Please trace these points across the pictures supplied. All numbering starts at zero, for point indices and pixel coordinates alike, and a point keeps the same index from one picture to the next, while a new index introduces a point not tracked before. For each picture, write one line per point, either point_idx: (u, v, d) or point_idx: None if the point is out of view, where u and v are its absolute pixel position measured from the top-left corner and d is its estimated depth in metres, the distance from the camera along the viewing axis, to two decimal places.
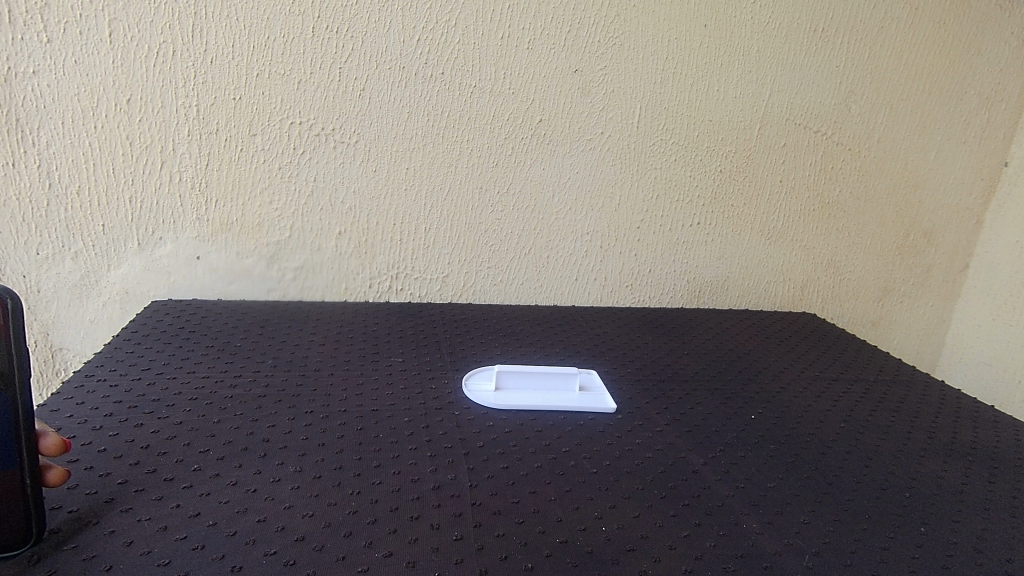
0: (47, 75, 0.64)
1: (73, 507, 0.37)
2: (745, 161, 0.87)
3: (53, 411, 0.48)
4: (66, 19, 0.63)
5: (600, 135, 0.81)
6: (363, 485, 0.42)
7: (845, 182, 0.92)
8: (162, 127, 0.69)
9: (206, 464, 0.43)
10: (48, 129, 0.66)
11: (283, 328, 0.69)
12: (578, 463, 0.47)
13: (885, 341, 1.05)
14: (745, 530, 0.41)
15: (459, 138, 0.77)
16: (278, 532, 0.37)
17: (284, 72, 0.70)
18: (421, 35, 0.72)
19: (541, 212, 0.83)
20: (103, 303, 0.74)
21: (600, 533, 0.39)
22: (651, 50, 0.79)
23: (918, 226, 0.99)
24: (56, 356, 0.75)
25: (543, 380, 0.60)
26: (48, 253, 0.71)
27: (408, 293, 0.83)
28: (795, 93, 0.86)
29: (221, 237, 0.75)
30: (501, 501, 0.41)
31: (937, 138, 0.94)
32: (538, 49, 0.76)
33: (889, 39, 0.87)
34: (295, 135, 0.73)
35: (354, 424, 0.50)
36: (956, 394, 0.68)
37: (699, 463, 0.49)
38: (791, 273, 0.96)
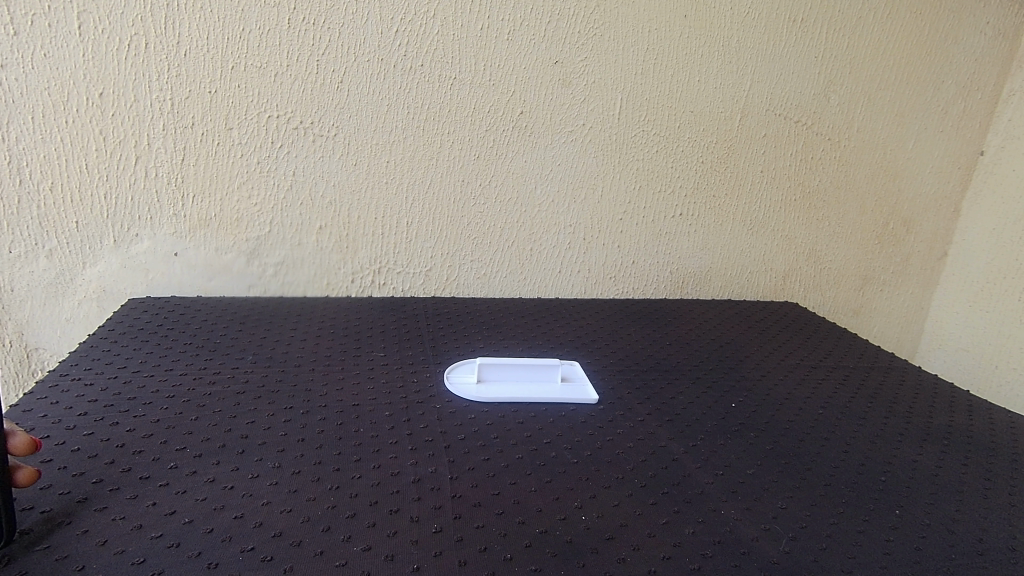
0: (15, 69, 0.63)
1: (45, 508, 0.36)
2: (727, 151, 0.88)
3: (26, 411, 0.47)
4: (34, 11, 0.62)
5: (581, 127, 0.81)
6: (342, 479, 0.42)
7: (825, 172, 0.93)
8: (136, 122, 0.68)
9: (183, 462, 0.42)
10: (18, 124, 0.65)
11: (264, 324, 0.69)
12: (559, 454, 0.48)
13: (866, 329, 1.07)
14: (724, 516, 0.41)
15: (440, 131, 0.77)
16: (256, 528, 0.36)
17: (261, 64, 0.69)
18: (399, 26, 0.71)
19: (524, 204, 0.83)
20: (79, 301, 0.73)
21: (580, 523, 0.39)
22: (632, 41, 0.79)
23: (897, 215, 1.00)
24: (32, 355, 0.74)
25: (525, 372, 0.60)
26: (21, 251, 0.69)
27: (391, 287, 0.83)
28: (775, 83, 0.86)
29: (199, 233, 0.74)
30: (482, 492, 0.42)
31: (915, 127, 0.95)
32: (518, 40, 0.75)
33: (868, 29, 0.88)
34: (273, 129, 0.72)
35: (334, 419, 0.50)
36: (934, 380, 0.69)
37: (679, 451, 0.49)
38: (772, 263, 0.97)
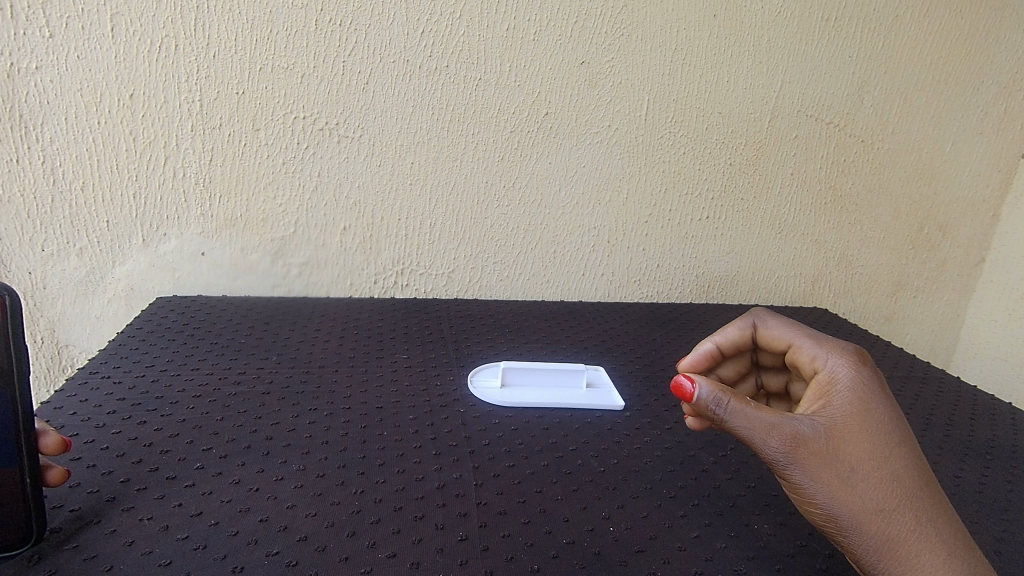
0: (50, 71, 0.64)
1: (74, 506, 0.37)
2: (756, 153, 0.86)
3: (57, 408, 0.48)
4: (69, 13, 0.63)
5: (607, 128, 0.80)
6: (367, 484, 0.41)
7: (858, 174, 0.91)
8: (166, 123, 0.69)
9: (209, 462, 0.42)
10: (52, 125, 0.66)
11: (288, 324, 0.69)
12: (585, 461, 0.47)
13: (898, 336, 1.04)
14: (756, 531, 0.40)
15: (464, 132, 0.76)
16: (280, 532, 0.36)
17: (287, 65, 0.69)
18: (425, 27, 0.71)
19: (548, 206, 0.82)
20: (109, 299, 0.74)
21: (608, 534, 0.38)
22: (659, 41, 0.77)
23: (933, 219, 0.97)
24: (63, 352, 0.75)
25: (549, 376, 0.59)
26: (53, 249, 0.71)
27: (414, 288, 0.83)
28: (807, 84, 0.84)
29: (225, 233, 0.74)
30: (507, 500, 0.41)
31: (953, 129, 0.92)
32: (544, 41, 0.74)
33: (904, 28, 0.85)
34: (299, 129, 0.72)
35: (358, 422, 0.50)
36: (974, 391, 0.67)
37: (709, 461, 0.48)
38: (801, 268, 0.94)
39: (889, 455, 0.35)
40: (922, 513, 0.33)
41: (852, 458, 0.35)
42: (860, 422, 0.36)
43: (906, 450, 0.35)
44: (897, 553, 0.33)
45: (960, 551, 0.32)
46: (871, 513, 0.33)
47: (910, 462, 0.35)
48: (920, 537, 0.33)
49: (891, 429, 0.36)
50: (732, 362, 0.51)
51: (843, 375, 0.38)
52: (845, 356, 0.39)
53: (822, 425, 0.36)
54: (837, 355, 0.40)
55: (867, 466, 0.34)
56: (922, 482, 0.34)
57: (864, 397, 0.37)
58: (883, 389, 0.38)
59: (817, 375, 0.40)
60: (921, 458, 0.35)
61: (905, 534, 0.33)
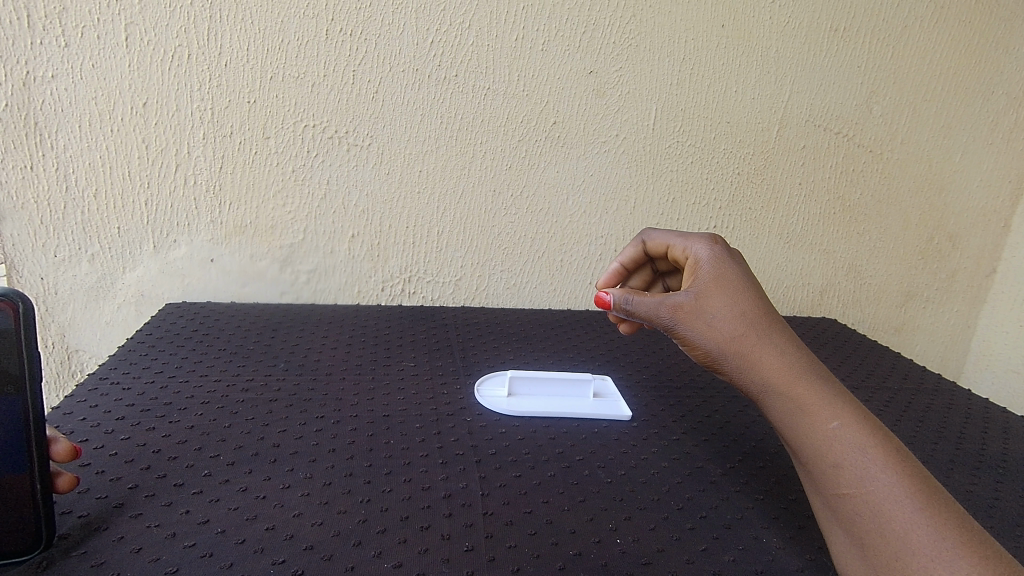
0: (65, 80, 0.65)
1: (83, 512, 0.37)
2: (764, 163, 0.86)
3: (67, 414, 0.48)
4: (84, 23, 0.64)
5: (614, 137, 0.80)
6: (373, 493, 0.41)
7: (867, 184, 0.90)
8: (177, 131, 0.69)
9: (217, 469, 0.43)
10: (65, 132, 0.67)
11: (295, 331, 0.69)
12: (592, 472, 0.46)
13: (907, 347, 1.03)
14: (765, 544, 0.39)
15: (472, 141, 0.76)
16: (287, 541, 0.36)
17: (298, 75, 0.70)
18: (434, 37, 0.71)
19: (555, 215, 0.82)
20: (119, 305, 0.75)
21: (615, 546, 0.38)
22: (667, 51, 0.78)
23: (943, 229, 0.96)
24: (73, 357, 0.76)
25: (556, 386, 0.59)
26: (66, 255, 0.71)
27: (421, 296, 0.83)
28: (815, 94, 0.84)
29: (234, 240, 0.75)
30: (513, 510, 0.41)
31: (963, 139, 0.92)
32: (553, 51, 0.75)
33: (913, 38, 0.85)
34: (309, 138, 0.72)
35: (365, 430, 0.50)
36: (986, 404, 0.66)
37: (717, 473, 0.47)
38: (810, 278, 0.94)
39: (742, 300, 0.44)
40: (773, 337, 0.43)
41: (716, 312, 0.44)
42: (717, 282, 0.46)
43: (756, 296, 0.45)
44: (759, 370, 0.42)
45: (806, 361, 0.42)
46: (736, 347, 0.43)
47: (761, 303, 0.44)
48: (775, 355, 0.42)
49: (740, 282, 0.46)
50: (638, 273, 0.58)
51: (704, 255, 0.48)
52: (702, 240, 0.49)
53: (693, 291, 0.46)
54: (697, 241, 0.50)
55: (728, 313, 0.44)
56: (771, 318, 0.44)
57: (721, 266, 0.47)
58: (736, 259, 0.48)
59: (688, 260, 0.49)
60: (767, 300, 0.45)
61: (763, 354, 0.42)
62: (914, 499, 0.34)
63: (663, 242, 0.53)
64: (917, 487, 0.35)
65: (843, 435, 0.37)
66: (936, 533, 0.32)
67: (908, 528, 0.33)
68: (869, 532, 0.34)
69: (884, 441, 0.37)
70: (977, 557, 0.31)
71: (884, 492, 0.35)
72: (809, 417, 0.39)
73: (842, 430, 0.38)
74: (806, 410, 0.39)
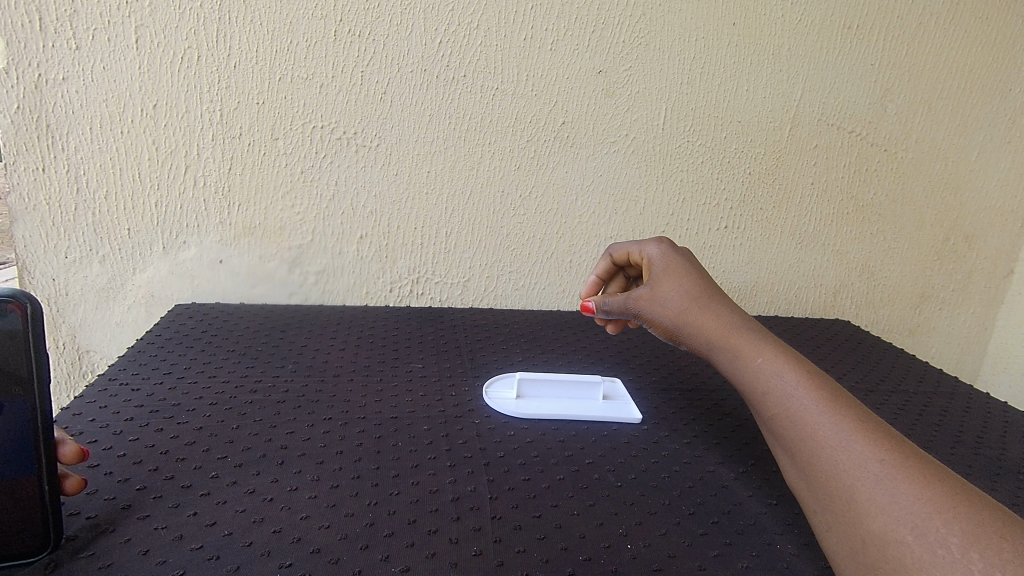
0: (76, 82, 0.65)
1: (90, 514, 0.37)
2: (776, 162, 0.85)
3: (76, 414, 0.48)
4: (95, 26, 0.64)
5: (624, 137, 0.79)
6: (380, 496, 0.41)
7: (881, 184, 0.89)
8: (187, 132, 0.69)
9: (225, 471, 0.42)
10: (77, 134, 0.67)
11: (303, 332, 0.69)
12: (602, 476, 0.46)
13: (922, 349, 1.01)
14: (779, 551, 0.39)
15: (481, 141, 0.76)
16: (294, 544, 0.36)
17: (307, 76, 0.70)
18: (443, 37, 0.71)
19: (564, 215, 0.81)
20: (129, 306, 0.75)
21: (625, 551, 0.37)
22: (677, 50, 0.77)
23: (959, 230, 0.94)
24: (84, 358, 0.76)
25: (565, 388, 0.59)
26: (76, 256, 0.72)
27: (429, 297, 0.83)
28: (828, 92, 0.83)
29: (243, 241, 0.75)
30: (522, 514, 0.40)
31: (979, 137, 0.90)
32: (562, 51, 0.74)
33: (928, 35, 0.84)
34: (317, 139, 0.72)
35: (372, 432, 0.49)
36: (1005, 408, 0.64)
37: (729, 478, 0.47)
38: (822, 278, 0.93)
39: (687, 281, 0.53)
40: (713, 304, 0.51)
41: (666, 294, 0.53)
42: (665, 270, 0.55)
43: (698, 276, 0.53)
44: (705, 330, 0.50)
45: (744, 319, 0.49)
46: (685, 315, 0.51)
47: (702, 280, 0.53)
48: (716, 318, 0.50)
49: (682, 267, 0.54)
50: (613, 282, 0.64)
51: (654, 252, 0.57)
52: (650, 241, 0.58)
53: (648, 282, 0.55)
54: (649, 244, 0.58)
55: (676, 294, 0.53)
56: (713, 291, 0.52)
57: (668, 257, 0.56)
58: (678, 250, 0.57)
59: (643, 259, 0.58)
60: (709, 280, 0.53)
61: (706, 317, 0.50)
62: (831, 408, 0.40)
63: (622, 250, 0.60)
64: (833, 398, 0.40)
65: (771, 367, 0.44)
66: (846, 429, 0.38)
67: (822, 428, 0.38)
68: (794, 438, 0.40)
69: (808, 369, 0.43)
70: (880, 445, 0.36)
71: (805, 404, 0.40)
72: (746, 359, 0.46)
73: (772, 363, 0.44)
74: (744, 355, 0.46)
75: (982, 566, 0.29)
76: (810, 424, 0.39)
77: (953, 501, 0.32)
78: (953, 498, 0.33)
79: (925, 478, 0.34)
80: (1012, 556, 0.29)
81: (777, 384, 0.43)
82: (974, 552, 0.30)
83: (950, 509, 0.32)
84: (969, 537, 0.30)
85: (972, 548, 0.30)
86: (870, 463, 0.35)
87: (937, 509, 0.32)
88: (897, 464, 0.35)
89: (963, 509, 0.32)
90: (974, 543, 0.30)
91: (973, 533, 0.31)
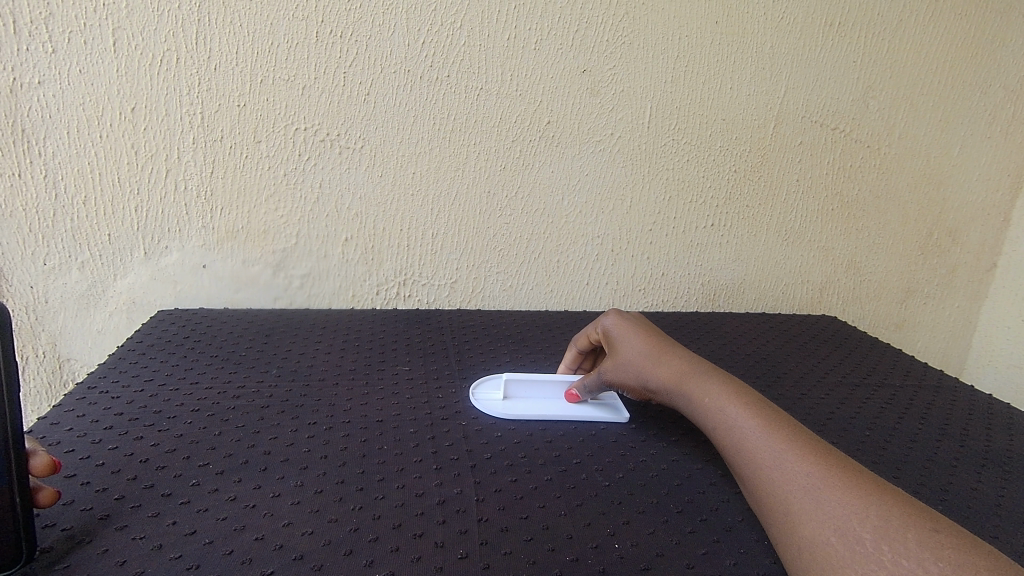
0: (52, 86, 0.64)
1: (67, 525, 0.36)
2: (761, 160, 0.85)
3: (53, 424, 0.47)
4: (71, 28, 0.63)
5: (610, 136, 0.79)
6: (366, 500, 0.40)
7: (865, 180, 0.90)
8: (167, 136, 0.69)
9: (205, 479, 0.42)
10: (54, 139, 0.66)
11: (288, 337, 0.68)
12: (590, 475, 0.46)
13: (909, 343, 1.02)
14: (766, 547, 0.39)
15: (466, 142, 0.76)
16: (276, 551, 0.35)
17: (288, 77, 0.69)
18: (426, 37, 0.71)
19: (550, 215, 0.81)
20: (110, 313, 0.74)
21: (613, 551, 0.37)
22: (661, 48, 0.77)
23: (942, 224, 0.95)
24: (64, 366, 0.75)
25: (551, 388, 0.59)
26: (55, 263, 0.71)
27: (416, 299, 0.82)
28: (810, 90, 0.83)
29: (226, 245, 0.74)
30: (509, 516, 0.40)
31: (961, 133, 0.91)
32: (546, 50, 0.74)
33: (909, 32, 0.84)
34: (300, 141, 0.72)
35: (358, 436, 0.49)
36: (990, 399, 0.65)
37: (717, 475, 0.47)
38: (809, 275, 0.93)
39: (641, 340, 0.55)
40: (665, 355, 0.53)
41: (627, 358, 0.54)
42: (622, 336, 0.56)
43: (653, 336, 0.55)
44: (662, 383, 0.52)
45: (695, 364, 0.51)
46: (642, 371, 0.53)
47: (657, 340, 0.55)
48: (669, 367, 0.52)
49: (638, 331, 0.56)
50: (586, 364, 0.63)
51: (608, 321, 0.59)
52: (606, 312, 0.61)
53: (609, 348, 0.57)
54: (603, 316, 0.60)
55: (634, 354, 0.54)
56: (669, 347, 0.54)
57: (622, 322, 0.58)
58: (632, 317, 0.59)
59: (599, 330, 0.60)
60: (665, 339, 0.55)
61: (661, 368, 0.52)
62: (770, 430, 0.41)
63: (581, 333, 0.62)
64: (772, 423, 0.42)
65: (718, 405, 0.46)
66: (779, 450, 0.40)
67: (761, 452, 0.40)
68: (741, 465, 0.41)
69: (750, 399, 0.45)
70: (809, 460, 0.38)
71: (745, 432, 0.42)
72: (698, 401, 0.48)
73: (718, 401, 0.46)
74: (696, 398, 0.48)
75: (890, 556, 0.31)
76: (751, 450, 0.41)
77: (868, 500, 0.34)
78: (869, 498, 0.34)
79: (846, 484, 0.35)
80: (915, 546, 0.31)
81: (724, 419, 0.45)
82: (883, 544, 0.31)
83: (865, 508, 0.33)
84: (879, 531, 0.32)
85: (882, 540, 0.32)
86: (801, 477, 0.37)
87: (853, 510, 0.34)
88: (824, 473, 0.37)
89: (876, 507, 0.33)
90: (884, 536, 0.32)
91: (884, 527, 0.32)
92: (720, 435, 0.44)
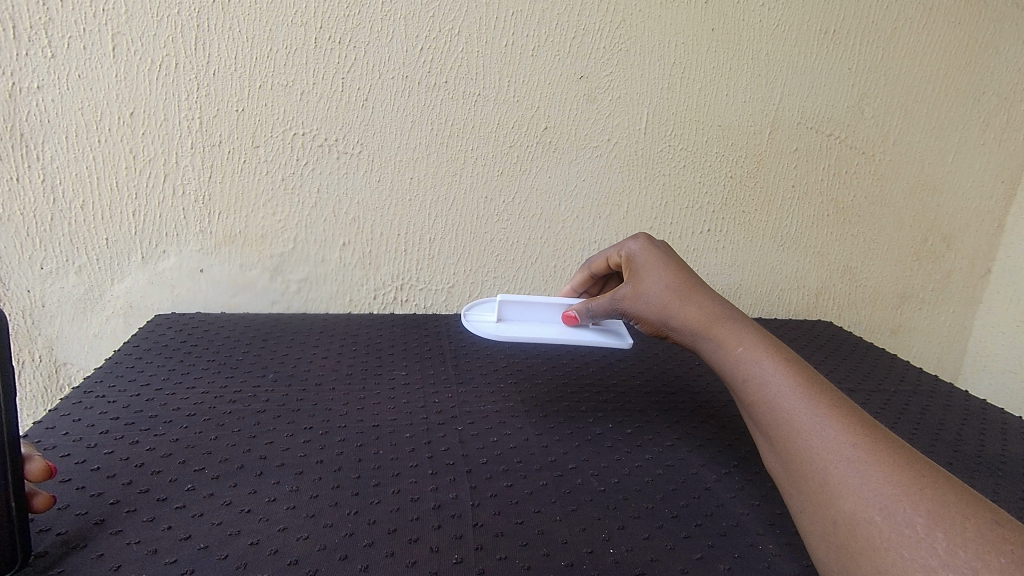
0: (51, 90, 0.64)
1: (62, 530, 0.36)
2: (757, 165, 0.85)
3: (48, 428, 0.47)
4: (70, 33, 0.63)
5: (607, 142, 0.79)
6: (361, 504, 0.40)
7: (860, 186, 0.90)
8: (166, 141, 0.69)
9: (201, 484, 0.42)
10: (52, 143, 0.66)
11: (285, 341, 0.69)
12: (586, 480, 0.46)
13: (903, 348, 1.03)
14: (760, 552, 0.39)
15: (463, 147, 0.76)
16: (271, 556, 0.35)
17: (287, 82, 0.69)
18: (423, 43, 0.71)
19: (548, 221, 0.81)
20: (107, 317, 0.74)
21: (608, 556, 0.37)
22: (656, 55, 0.77)
23: (937, 230, 0.96)
24: (61, 370, 0.75)
25: (546, 312, 0.59)
26: (52, 267, 0.70)
27: (414, 304, 0.83)
28: (806, 96, 0.84)
29: (224, 249, 0.74)
30: (505, 521, 0.40)
31: (956, 139, 0.92)
32: (543, 56, 0.74)
33: (903, 39, 0.85)
34: (299, 146, 0.72)
35: (353, 441, 0.49)
36: (984, 404, 0.65)
37: (711, 479, 0.47)
38: (805, 280, 0.94)
39: (669, 274, 0.54)
40: (695, 295, 0.52)
41: (652, 290, 0.53)
42: (649, 266, 0.55)
43: (682, 270, 0.54)
44: (687, 324, 0.51)
45: (724, 309, 0.51)
46: (668, 308, 0.52)
47: (686, 276, 0.54)
48: (699, 309, 0.51)
49: (667, 263, 0.55)
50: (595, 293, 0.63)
51: (634, 248, 0.58)
52: (633, 238, 0.59)
53: (631, 276, 0.56)
54: (628, 242, 0.59)
55: (660, 289, 0.53)
56: (696, 285, 0.53)
57: (650, 251, 0.57)
58: (660, 246, 0.58)
59: (623, 257, 0.59)
60: (693, 276, 0.54)
61: (690, 309, 0.51)
62: (808, 395, 0.42)
63: (602, 258, 0.61)
64: (809, 387, 0.42)
65: (754, 357, 0.46)
66: (819, 415, 0.40)
67: (798, 416, 0.41)
68: (773, 426, 0.42)
69: (786, 358, 0.45)
70: (853, 431, 0.38)
71: (782, 391, 0.43)
72: (729, 350, 0.48)
73: (754, 353, 0.46)
74: (727, 347, 0.48)
75: (946, 546, 0.31)
76: (787, 413, 0.41)
77: (923, 483, 0.34)
78: (923, 480, 0.34)
79: (894, 462, 0.36)
80: (974, 536, 0.31)
81: (759, 374, 0.45)
82: (938, 532, 0.32)
83: (921, 490, 0.34)
84: (934, 517, 0.32)
85: (937, 528, 0.32)
86: (844, 448, 0.37)
87: (907, 492, 0.34)
88: (869, 446, 0.37)
89: (931, 491, 0.34)
90: (939, 523, 0.32)
91: (940, 513, 0.32)
92: (751, 388, 0.45)
